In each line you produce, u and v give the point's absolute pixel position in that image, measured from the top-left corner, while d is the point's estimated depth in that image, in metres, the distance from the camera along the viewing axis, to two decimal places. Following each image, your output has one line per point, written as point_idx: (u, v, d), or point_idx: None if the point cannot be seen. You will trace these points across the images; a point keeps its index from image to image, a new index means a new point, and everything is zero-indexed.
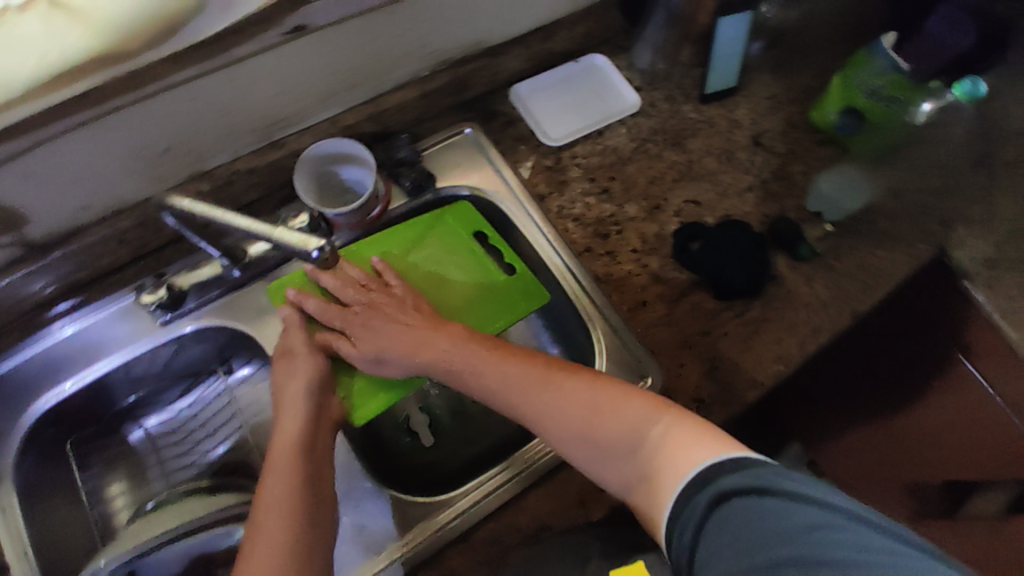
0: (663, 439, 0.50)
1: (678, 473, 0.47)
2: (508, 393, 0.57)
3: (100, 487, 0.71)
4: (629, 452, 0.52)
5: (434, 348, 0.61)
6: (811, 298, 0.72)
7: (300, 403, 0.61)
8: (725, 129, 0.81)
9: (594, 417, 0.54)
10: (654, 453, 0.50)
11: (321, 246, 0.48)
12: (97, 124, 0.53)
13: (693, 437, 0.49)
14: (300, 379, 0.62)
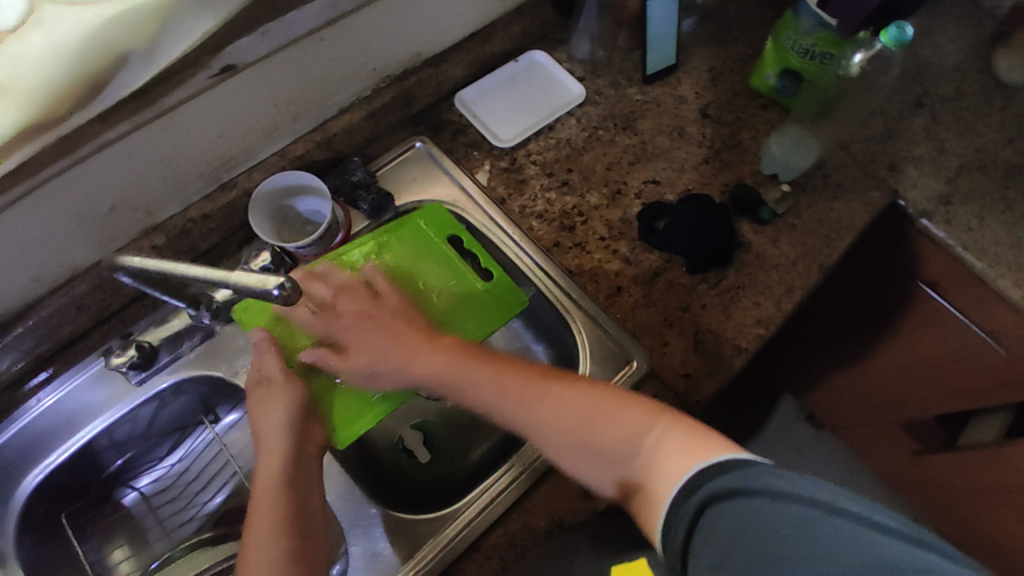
0: (659, 447, 0.51)
1: (667, 480, 0.48)
2: (511, 410, 0.60)
3: (102, 556, 0.68)
4: (629, 459, 0.53)
5: (428, 363, 0.63)
6: (780, 258, 0.73)
7: (281, 439, 0.59)
8: (672, 107, 0.82)
9: (592, 424, 0.56)
10: (647, 462, 0.51)
11: (281, 283, 0.46)
12: (37, 194, 0.52)
13: (684, 443, 0.49)
14: (277, 414, 0.60)
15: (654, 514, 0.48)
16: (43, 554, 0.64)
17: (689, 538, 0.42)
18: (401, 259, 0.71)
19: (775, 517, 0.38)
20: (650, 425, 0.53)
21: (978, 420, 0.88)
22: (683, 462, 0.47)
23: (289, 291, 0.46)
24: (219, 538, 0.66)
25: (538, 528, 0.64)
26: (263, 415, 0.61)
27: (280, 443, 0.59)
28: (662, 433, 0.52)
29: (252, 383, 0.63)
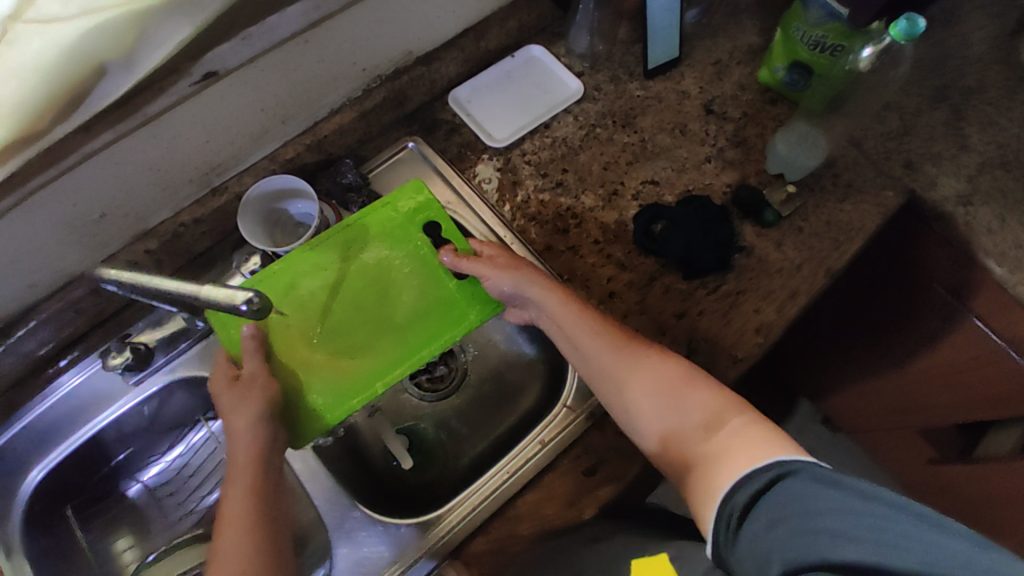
0: (737, 434, 0.53)
1: (742, 460, 0.50)
2: (603, 367, 0.61)
3: (106, 546, 0.71)
4: (703, 433, 0.55)
5: (544, 294, 0.63)
6: (784, 262, 0.70)
7: (249, 451, 0.57)
8: (674, 102, 0.79)
9: (673, 394, 0.58)
10: (722, 441, 0.53)
11: (249, 298, 0.46)
12: (26, 205, 0.53)
13: (759, 438, 0.52)
14: (243, 423, 0.57)
15: (712, 488, 0.51)
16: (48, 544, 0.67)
17: (746, 511, 0.47)
18: (373, 251, 0.68)
19: (789, 506, 0.44)
20: (730, 413, 0.56)
21: (1001, 429, 0.84)
22: (763, 452, 0.50)
23: (258, 306, 0.46)
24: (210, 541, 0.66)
25: (523, 535, 0.63)
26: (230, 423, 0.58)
27: (247, 457, 0.56)
28: (741, 424, 0.54)
29: (221, 384, 0.60)
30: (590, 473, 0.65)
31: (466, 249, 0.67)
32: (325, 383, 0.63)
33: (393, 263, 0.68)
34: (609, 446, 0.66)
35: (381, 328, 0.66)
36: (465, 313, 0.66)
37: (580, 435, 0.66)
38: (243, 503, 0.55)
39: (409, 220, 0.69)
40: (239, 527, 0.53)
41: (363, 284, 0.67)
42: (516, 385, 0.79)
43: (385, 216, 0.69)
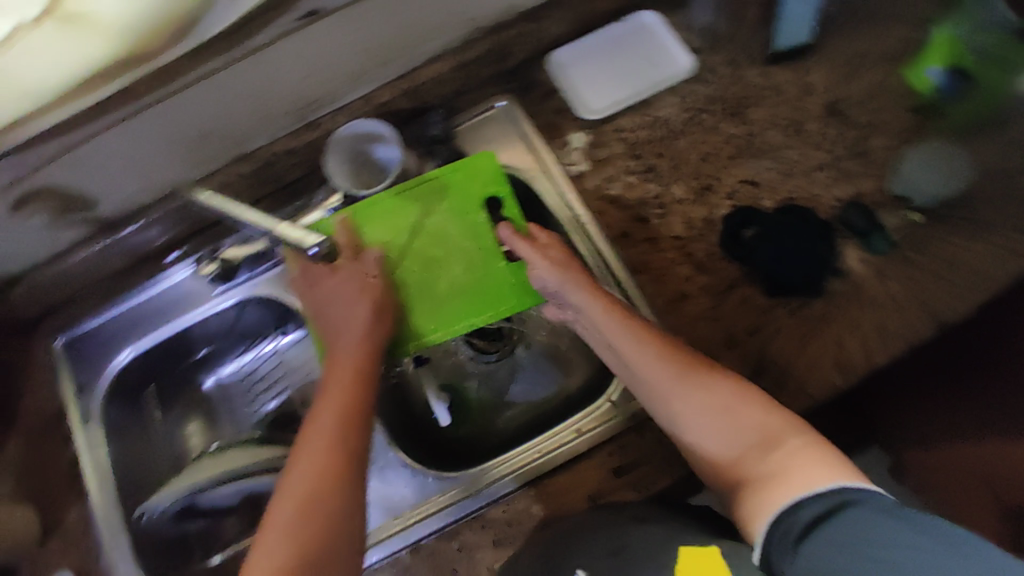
0: (791, 455, 0.49)
1: (795, 485, 0.47)
2: (646, 381, 0.57)
3: (180, 428, 0.80)
4: (758, 453, 0.51)
5: (593, 297, 0.60)
6: (882, 297, 0.62)
7: (354, 351, 0.61)
8: (796, 96, 0.70)
9: (726, 415, 0.53)
10: (774, 462, 0.50)
11: (317, 244, 0.64)
12: (143, 117, 0.58)
13: (819, 462, 0.48)
14: (354, 334, 0.62)
15: (759, 510, 0.48)
16: (125, 418, 0.76)
17: (801, 535, 0.44)
18: (433, 218, 0.68)
19: (837, 534, 0.42)
20: (784, 433, 0.51)
21: None
22: (817, 478, 0.47)
23: (325, 250, 0.65)
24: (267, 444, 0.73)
25: (539, 515, 0.63)
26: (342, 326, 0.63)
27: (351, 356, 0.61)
28: (798, 445, 0.50)
29: (332, 283, 0.65)
30: (619, 472, 0.63)
31: (523, 229, 0.66)
32: None
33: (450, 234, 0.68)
34: (644, 451, 0.63)
35: (422, 295, 0.67)
36: (503, 298, 0.66)
37: (617, 432, 0.65)
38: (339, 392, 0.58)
39: (477, 191, 0.68)
40: (329, 412, 0.57)
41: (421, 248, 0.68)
42: (564, 365, 0.78)
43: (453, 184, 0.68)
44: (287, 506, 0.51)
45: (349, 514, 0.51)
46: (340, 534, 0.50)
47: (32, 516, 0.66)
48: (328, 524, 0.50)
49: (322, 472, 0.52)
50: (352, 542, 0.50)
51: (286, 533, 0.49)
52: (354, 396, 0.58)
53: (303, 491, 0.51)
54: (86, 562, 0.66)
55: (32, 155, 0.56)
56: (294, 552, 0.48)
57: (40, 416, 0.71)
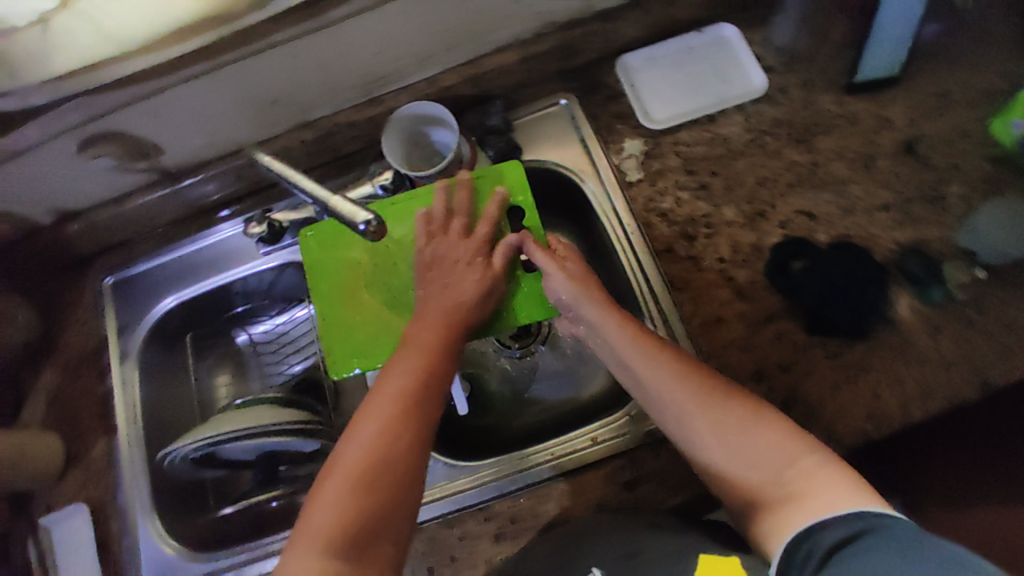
0: (812, 479, 0.46)
1: (813, 510, 0.45)
2: (659, 401, 0.55)
3: (209, 378, 0.82)
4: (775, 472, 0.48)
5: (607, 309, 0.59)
6: (929, 352, 0.59)
7: (443, 315, 0.59)
8: (868, 130, 0.67)
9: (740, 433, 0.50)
10: (795, 481, 0.47)
11: (367, 220, 0.56)
12: (216, 76, 0.60)
13: (836, 484, 0.45)
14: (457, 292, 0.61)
15: (778, 531, 0.46)
16: (161, 360, 0.79)
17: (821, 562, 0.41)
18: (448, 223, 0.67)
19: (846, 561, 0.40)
20: (801, 454, 0.48)
21: None
22: (839, 501, 0.44)
23: (373, 228, 0.56)
24: (289, 403, 0.74)
25: (542, 517, 0.63)
26: (445, 289, 0.61)
27: (439, 319, 0.59)
28: (813, 462, 0.47)
29: (455, 245, 0.64)
30: (629, 487, 0.63)
31: (543, 239, 0.65)
32: (366, 330, 0.67)
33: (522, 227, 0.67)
34: (658, 470, 0.62)
35: None
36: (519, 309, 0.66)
37: (631, 447, 0.64)
38: (420, 352, 0.56)
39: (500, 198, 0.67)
40: (408, 370, 0.55)
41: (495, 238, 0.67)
42: (588, 371, 0.78)
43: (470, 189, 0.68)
44: (357, 453, 0.49)
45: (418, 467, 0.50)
46: (402, 495, 0.48)
47: (58, 446, 0.72)
48: (394, 482, 0.48)
49: (393, 427, 0.50)
50: (410, 506, 0.49)
51: (350, 479, 0.48)
52: (434, 360, 0.56)
53: (375, 442, 0.49)
54: (104, 500, 0.71)
55: (107, 100, 0.59)
56: (357, 501, 0.47)
57: (82, 349, 0.77)
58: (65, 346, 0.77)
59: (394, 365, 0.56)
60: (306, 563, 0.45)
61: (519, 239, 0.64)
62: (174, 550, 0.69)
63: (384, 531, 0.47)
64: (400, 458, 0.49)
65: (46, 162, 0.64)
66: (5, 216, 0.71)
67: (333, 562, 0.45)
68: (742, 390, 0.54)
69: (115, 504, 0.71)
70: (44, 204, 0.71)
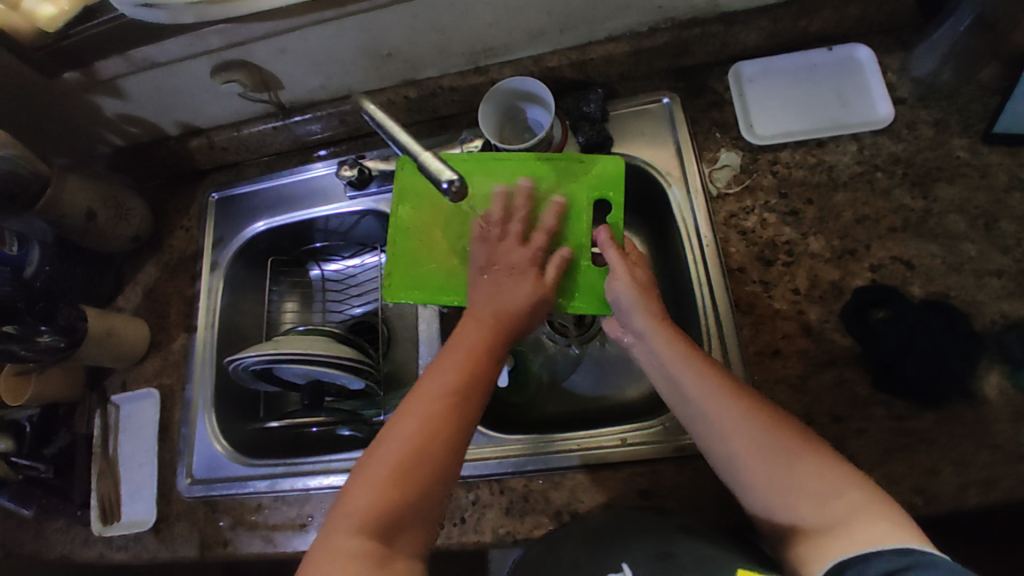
0: (857, 510, 0.45)
1: (858, 540, 0.44)
2: (706, 426, 0.52)
3: (280, 300, 0.88)
4: (820, 507, 0.47)
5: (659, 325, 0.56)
6: (1008, 442, 0.54)
7: (495, 318, 0.58)
8: (999, 186, 0.61)
9: (778, 472, 0.48)
10: (839, 514, 0.46)
11: (452, 179, 0.49)
12: (341, 23, 0.65)
13: (882, 519, 0.45)
14: (506, 291, 0.59)
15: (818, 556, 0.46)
16: (245, 276, 0.86)
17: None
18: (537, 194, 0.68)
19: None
20: (845, 485, 0.47)
21: None
22: (886, 533, 0.44)
23: (456, 189, 0.49)
24: (344, 339, 0.79)
25: (552, 504, 0.64)
26: (497, 290, 0.59)
27: (488, 319, 0.57)
28: (858, 497, 0.46)
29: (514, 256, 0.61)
30: (643, 496, 0.62)
31: (618, 238, 0.64)
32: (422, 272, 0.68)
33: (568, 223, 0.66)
34: (674, 489, 0.61)
35: None
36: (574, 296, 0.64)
37: (657, 457, 0.63)
38: (467, 354, 0.56)
39: (591, 187, 0.67)
40: (450, 367, 0.55)
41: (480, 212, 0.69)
42: (631, 374, 0.77)
43: (563, 172, 0.68)
44: (393, 452, 0.51)
45: (444, 472, 0.51)
46: (431, 492, 0.51)
47: (146, 333, 0.81)
48: (427, 482, 0.50)
49: (430, 426, 0.52)
50: (438, 503, 0.51)
51: (391, 469, 0.50)
52: (477, 360, 0.55)
53: (414, 444, 0.51)
54: (172, 388, 0.79)
55: (243, 32, 0.64)
56: (392, 493, 0.49)
57: (184, 251, 0.85)
58: (169, 246, 0.85)
59: (441, 362, 0.56)
60: (344, 544, 0.48)
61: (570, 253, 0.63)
62: (222, 448, 0.75)
63: (414, 523, 0.50)
64: (438, 453, 0.51)
65: (185, 78, 0.70)
66: (142, 121, 0.79)
67: (371, 552, 0.48)
68: (789, 420, 0.51)
69: (183, 395, 0.78)
70: (175, 117, 0.78)
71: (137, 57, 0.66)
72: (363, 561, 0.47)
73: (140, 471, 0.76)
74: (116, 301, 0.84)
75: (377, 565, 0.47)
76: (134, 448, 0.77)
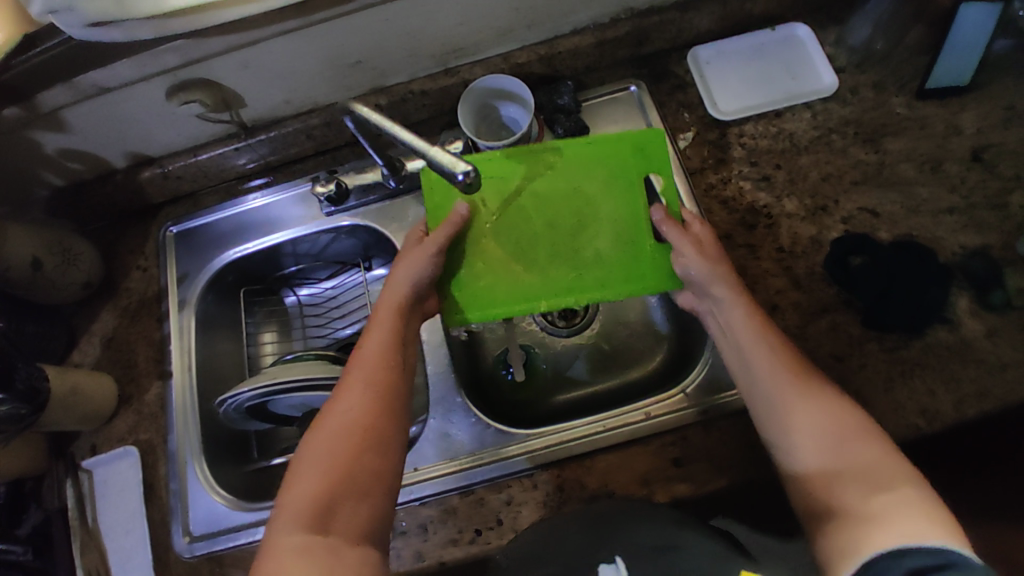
0: (895, 487, 0.46)
1: (892, 529, 0.43)
2: (760, 386, 0.55)
3: (257, 332, 0.83)
4: (863, 492, 0.47)
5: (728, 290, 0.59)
6: (987, 355, 0.60)
7: (402, 306, 0.62)
8: (937, 134, 0.68)
9: (834, 451, 0.50)
10: (882, 505, 0.45)
11: (467, 170, 0.48)
12: (308, 32, 0.63)
13: (924, 515, 0.43)
14: (404, 273, 0.63)
15: (847, 549, 0.45)
16: (216, 309, 0.80)
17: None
18: (583, 183, 0.68)
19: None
20: (895, 480, 0.47)
21: None
22: (925, 529, 0.42)
23: (472, 181, 0.49)
24: (337, 360, 0.75)
25: (588, 488, 0.64)
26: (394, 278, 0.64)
27: (392, 305, 0.62)
28: (908, 495, 0.45)
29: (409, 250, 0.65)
30: (675, 464, 0.63)
31: (676, 213, 0.65)
32: (495, 281, 0.66)
33: (580, 195, 0.67)
34: (702, 451, 0.63)
35: (565, 252, 0.66)
36: (645, 277, 0.65)
37: (681, 424, 0.65)
38: (380, 343, 0.60)
39: (635, 164, 0.67)
40: (367, 353, 0.60)
41: (531, 208, 0.68)
42: (635, 352, 0.78)
43: (600, 155, 0.68)
44: (324, 438, 0.55)
45: (374, 447, 0.55)
46: (364, 469, 0.53)
47: (114, 386, 0.73)
48: (356, 459, 0.54)
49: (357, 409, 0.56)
50: (374, 480, 0.53)
51: (323, 453, 0.54)
52: (389, 344, 0.60)
53: (341, 428, 0.55)
54: (152, 443, 0.72)
55: (204, 47, 0.61)
56: (327, 477, 0.53)
57: (144, 293, 0.78)
58: (127, 290, 0.78)
59: (358, 352, 0.60)
60: (285, 535, 0.50)
61: (467, 206, 0.66)
62: (225, 502, 0.68)
63: (350, 502, 0.52)
64: (360, 429, 0.55)
65: (137, 102, 0.66)
66: (86, 155, 0.73)
67: (311, 533, 0.50)
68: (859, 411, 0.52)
69: (165, 448, 0.71)
70: (124, 146, 0.73)
71: (84, 83, 0.61)
72: (303, 545, 0.50)
73: (128, 538, 0.69)
74: (72, 356, 0.75)
75: (317, 546, 0.50)
76: (117, 514, 0.70)
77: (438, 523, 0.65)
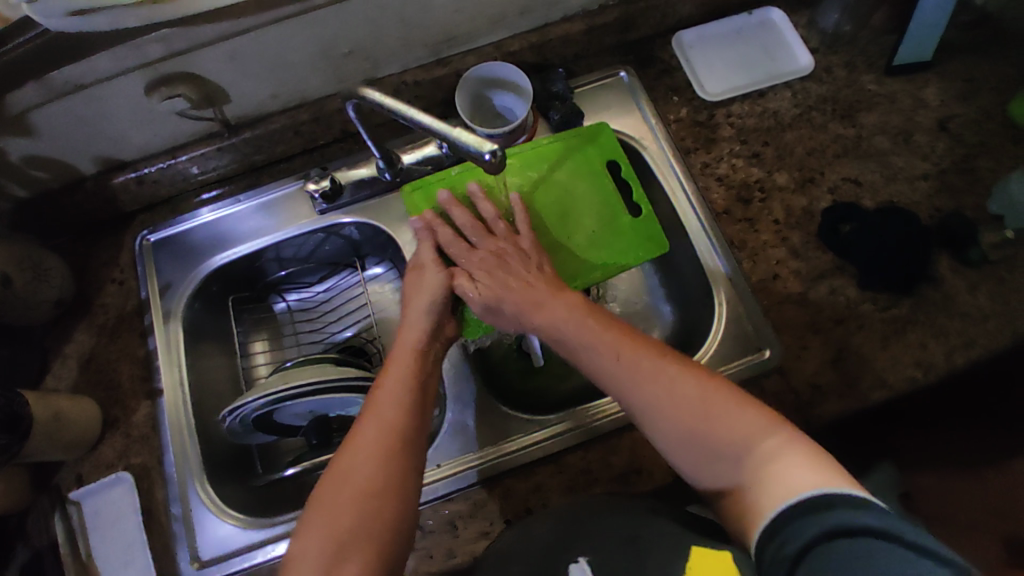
0: (767, 439, 0.47)
1: (773, 487, 0.44)
2: (609, 375, 0.55)
3: (248, 342, 0.78)
4: (732, 456, 0.48)
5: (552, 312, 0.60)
6: (970, 308, 0.65)
7: (420, 333, 0.61)
8: (906, 108, 0.73)
9: (695, 419, 0.50)
10: (761, 467, 0.46)
11: (494, 150, 0.48)
12: (300, 20, 0.60)
13: (805, 464, 0.44)
14: (427, 302, 0.63)
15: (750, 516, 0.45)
16: (203, 320, 0.76)
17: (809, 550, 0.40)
18: (560, 182, 0.72)
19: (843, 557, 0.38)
20: (762, 432, 0.48)
21: None
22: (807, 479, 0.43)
23: (499, 160, 0.48)
24: (343, 360, 0.71)
25: (614, 467, 0.65)
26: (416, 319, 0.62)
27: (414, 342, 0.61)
28: (776, 444, 0.47)
29: (416, 279, 0.65)
30: None
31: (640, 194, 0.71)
32: None
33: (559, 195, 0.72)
34: None
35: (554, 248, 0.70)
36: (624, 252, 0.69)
37: None
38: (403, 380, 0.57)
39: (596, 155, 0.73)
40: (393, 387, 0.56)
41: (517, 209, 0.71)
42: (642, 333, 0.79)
43: (570, 151, 0.73)
44: (342, 480, 0.51)
45: (399, 480, 0.51)
46: (384, 506, 0.50)
47: (98, 410, 0.68)
48: (373, 497, 0.50)
49: (376, 449, 0.52)
50: (392, 516, 0.50)
51: (342, 494, 0.50)
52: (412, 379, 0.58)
53: (355, 466, 0.51)
54: (145, 467, 0.67)
55: (188, 36, 0.57)
56: (344, 521, 0.49)
57: (122, 308, 0.72)
58: (102, 305, 0.72)
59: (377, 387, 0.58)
60: None
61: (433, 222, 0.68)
62: (236, 522, 0.64)
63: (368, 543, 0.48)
64: (373, 468, 0.51)
65: (111, 100, 0.61)
66: (51, 161, 0.67)
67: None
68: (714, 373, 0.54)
69: (162, 471, 0.66)
70: (93, 151, 0.68)
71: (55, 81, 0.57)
72: None
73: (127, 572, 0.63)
74: (45, 382, 0.69)
75: None
76: (113, 547, 0.64)
77: (467, 518, 0.64)
